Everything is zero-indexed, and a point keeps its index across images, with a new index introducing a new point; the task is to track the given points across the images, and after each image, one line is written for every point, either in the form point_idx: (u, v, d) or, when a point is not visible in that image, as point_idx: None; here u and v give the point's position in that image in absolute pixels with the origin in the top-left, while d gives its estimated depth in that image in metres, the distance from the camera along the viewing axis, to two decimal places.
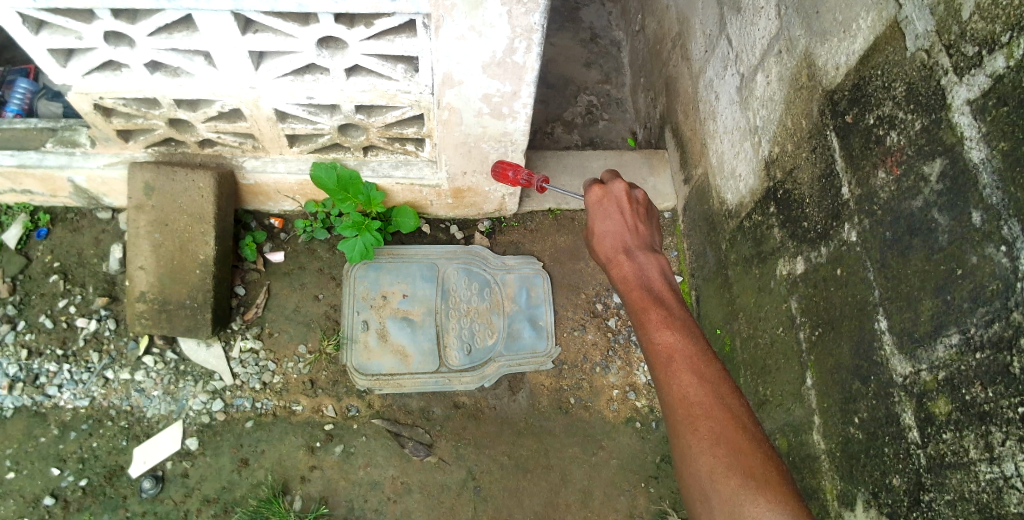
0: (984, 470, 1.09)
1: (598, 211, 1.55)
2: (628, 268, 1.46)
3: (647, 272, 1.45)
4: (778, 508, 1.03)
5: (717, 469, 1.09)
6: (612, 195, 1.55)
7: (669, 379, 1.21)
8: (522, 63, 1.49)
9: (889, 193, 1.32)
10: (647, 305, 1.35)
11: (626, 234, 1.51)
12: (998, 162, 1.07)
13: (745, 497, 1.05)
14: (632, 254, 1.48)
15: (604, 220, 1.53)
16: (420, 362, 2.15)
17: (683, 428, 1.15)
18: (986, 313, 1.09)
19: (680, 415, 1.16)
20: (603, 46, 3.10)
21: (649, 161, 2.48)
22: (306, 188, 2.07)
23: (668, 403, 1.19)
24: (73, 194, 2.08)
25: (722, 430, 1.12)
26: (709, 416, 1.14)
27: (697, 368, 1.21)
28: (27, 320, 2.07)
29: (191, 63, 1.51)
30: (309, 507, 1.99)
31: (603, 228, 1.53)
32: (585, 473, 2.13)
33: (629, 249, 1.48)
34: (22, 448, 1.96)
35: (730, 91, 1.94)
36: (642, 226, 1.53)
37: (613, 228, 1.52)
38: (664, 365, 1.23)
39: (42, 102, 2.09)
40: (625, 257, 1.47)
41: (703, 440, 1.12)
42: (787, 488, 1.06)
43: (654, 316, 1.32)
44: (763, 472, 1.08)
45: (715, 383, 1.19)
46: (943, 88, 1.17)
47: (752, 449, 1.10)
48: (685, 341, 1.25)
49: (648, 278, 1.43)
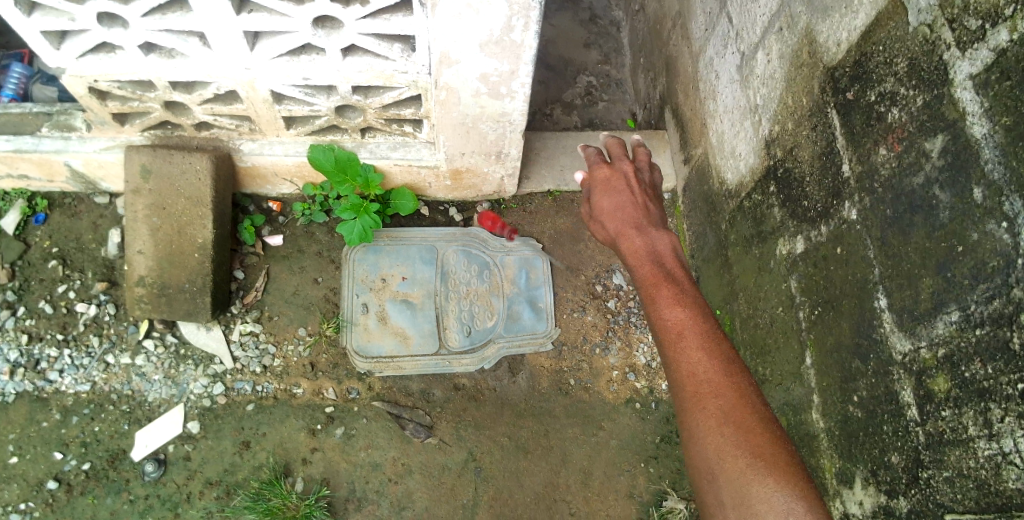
0: (983, 446, 1.10)
1: (605, 186, 1.54)
2: (638, 241, 1.42)
3: (657, 246, 1.41)
4: (787, 489, 1.00)
5: (725, 449, 1.05)
6: (620, 172, 1.55)
7: (678, 357, 1.18)
8: (520, 41, 1.47)
9: (889, 170, 1.31)
10: (657, 280, 1.31)
11: (635, 208, 1.48)
12: (1000, 137, 1.06)
13: (753, 477, 1.02)
14: (642, 227, 1.44)
15: (613, 195, 1.51)
16: (420, 343, 2.15)
17: (690, 406, 1.12)
18: (987, 290, 1.09)
19: (688, 392, 1.13)
20: (602, 27, 3.07)
21: (649, 142, 2.47)
22: (304, 170, 2.06)
23: (677, 381, 1.16)
24: (70, 178, 2.07)
25: (731, 409, 1.09)
26: (718, 395, 1.10)
27: (707, 346, 1.17)
28: (27, 306, 2.07)
29: (186, 44, 1.49)
30: (310, 488, 2.01)
31: (611, 202, 1.50)
32: (585, 453, 2.15)
33: (639, 222, 1.45)
34: (24, 433, 1.97)
35: (731, 70, 1.92)
36: (651, 202, 1.51)
37: (622, 201, 1.49)
38: (673, 342, 1.19)
39: (37, 87, 2.08)
40: (634, 231, 1.44)
41: (711, 419, 1.08)
42: (797, 469, 1.03)
43: (665, 292, 1.28)
44: (772, 452, 1.04)
45: (725, 361, 1.15)
46: (946, 63, 1.16)
47: (762, 429, 1.07)
48: (695, 319, 1.22)
49: (659, 252, 1.40)
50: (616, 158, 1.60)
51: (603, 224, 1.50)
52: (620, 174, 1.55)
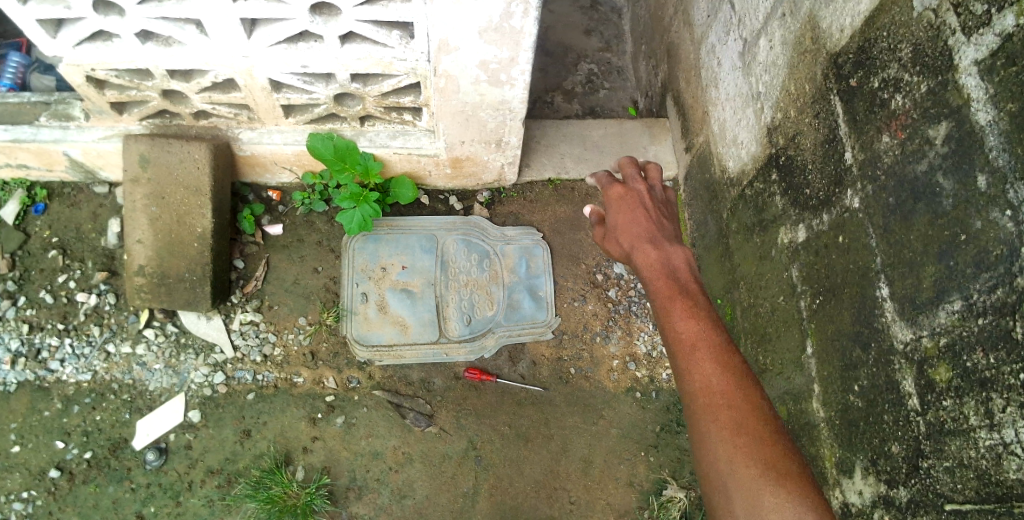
0: (984, 436, 1.10)
1: (620, 207, 1.47)
2: (654, 255, 1.36)
3: (672, 260, 1.35)
4: (800, 501, 0.97)
5: (736, 459, 1.02)
6: (634, 191, 1.47)
7: (691, 370, 1.14)
8: (519, 28, 1.45)
9: (892, 157, 1.30)
10: (672, 294, 1.27)
11: (650, 224, 1.41)
12: (1005, 123, 1.05)
13: (764, 488, 0.99)
14: (657, 242, 1.38)
15: (628, 211, 1.45)
16: (420, 332, 2.15)
17: (703, 419, 1.08)
18: (989, 279, 1.09)
19: (701, 404, 1.09)
20: (603, 14, 3.04)
21: (650, 130, 2.45)
22: (303, 159, 2.05)
23: (688, 391, 1.13)
24: (69, 168, 2.06)
25: (743, 420, 1.06)
26: (732, 406, 1.07)
27: (719, 356, 1.14)
28: (28, 296, 2.07)
29: (182, 32, 1.48)
30: (312, 477, 2.02)
31: (626, 220, 1.44)
32: (585, 442, 2.15)
33: (654, 236, 1.39)
34: (26, 422, 1.97)
35: (733, 57, 1.90)
36: (666, 221, 1.45)
37: (636, 216, 1.43)
38: (685, 352, 1.17)
39: (35, 76, 2.07)
40: (649, 245, 1.37)
41: (723, 430, 1.05)
42: (807, 480, 1.00)
43: (679, 304, 1.24)
44: (783, 464, 1.02)
45: (737, 371, 1.12)
46: (950, 48, 1.14)
47: (773, 440, 1.04)
48: (708, 332, 1.18)
49: (674, 266, 1.34)
50: (628, 176, 1.52)
51: (619, 242, 1.43)
52: (634, 193, 1.47)
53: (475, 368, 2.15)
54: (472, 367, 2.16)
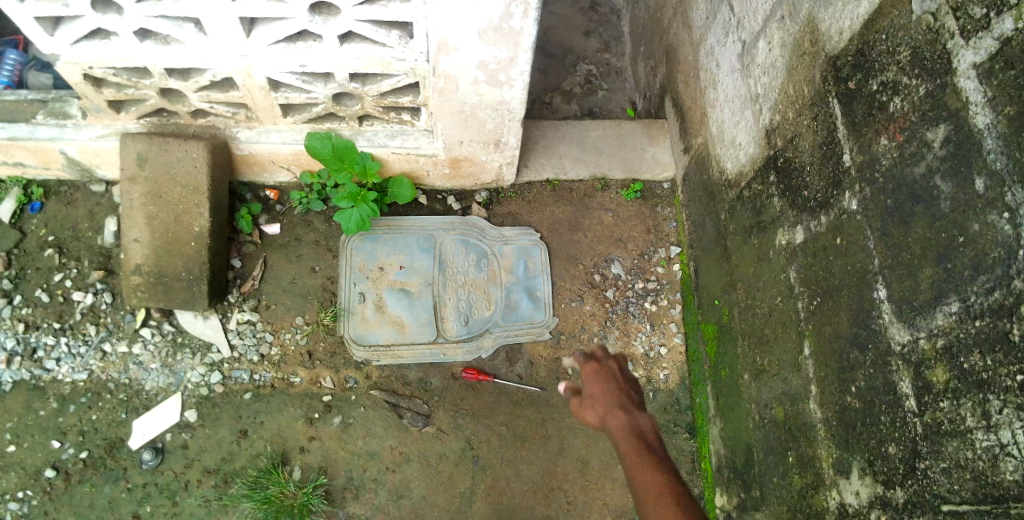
0: (981, 438, 1.11)
1: (593, 381, 1.45)
2: (626, 427, 1.32)
3: (643, 432, 1.32)
4: None
5: None
6: (608, 368, 1.46)
7: None
8: (519, 28, 1.45)
9: (891, 159, 1.30)
10: (644, 471, 1.21)
11: (622, 400, 1.39)
12: (1004, 127, 1.05)
13: None
14: (629, 413, 1.35)
15: (599, 385, 1.43)
16: (417, 332, 2.15)
17: None
18: (987, 281, 1.09)
19: None
20: (602, 15, 3.04)
21: (648, 131, 2.45)
22: (301, 158, 2.04)
23: None
24: (66, 166, 2.05)
25: None
26: None
27: None
28: (24, 295, 2.06)
29: (181, 30, 1.47)
30: (308, 477, 2.01)
31: (598, 393, 1.41)
32: (582, 442, 2.15)
33: (626, 407, 1.37)
34: (22, 421, 1.96)
35: (732, 59, 1.90)
36: (636, 395, 1.43)
37: (607, 391, 1.41)
38: (651, 498, 1.16)
39: (32, 74, 2.06)
40: (622, 417, 1.34)
41: None
42: None
43: (650, 484, 1.18)
44: None
45: None
46: (949, 52, 1.15)
47: None
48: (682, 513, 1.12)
49: (647, 440, 1.29)
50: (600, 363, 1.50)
51: (590, 411, 1.40)
52: (607, 371, 1.46)
53: (473, 368, 2.15)
54: (469, 367, 2.16)
